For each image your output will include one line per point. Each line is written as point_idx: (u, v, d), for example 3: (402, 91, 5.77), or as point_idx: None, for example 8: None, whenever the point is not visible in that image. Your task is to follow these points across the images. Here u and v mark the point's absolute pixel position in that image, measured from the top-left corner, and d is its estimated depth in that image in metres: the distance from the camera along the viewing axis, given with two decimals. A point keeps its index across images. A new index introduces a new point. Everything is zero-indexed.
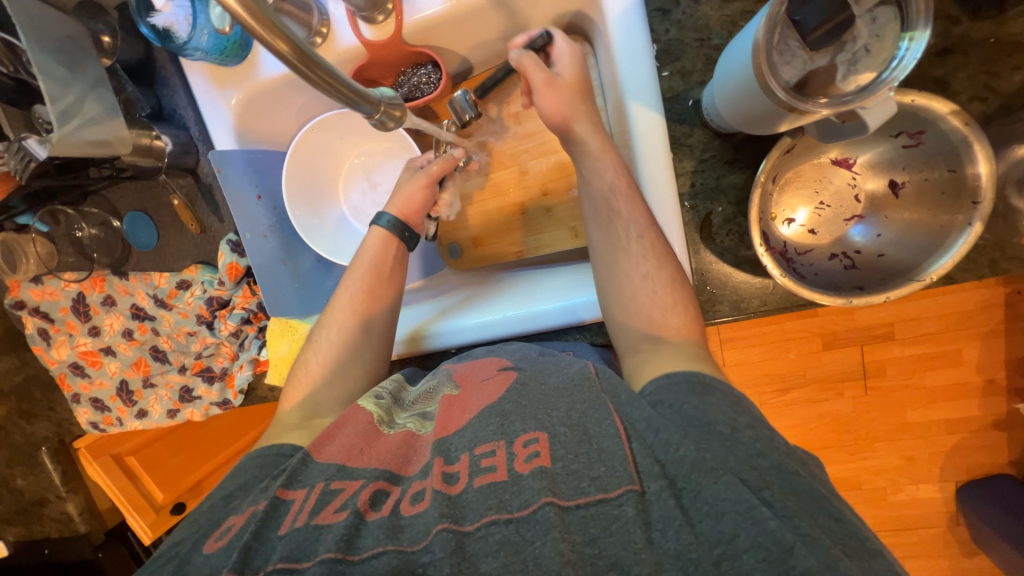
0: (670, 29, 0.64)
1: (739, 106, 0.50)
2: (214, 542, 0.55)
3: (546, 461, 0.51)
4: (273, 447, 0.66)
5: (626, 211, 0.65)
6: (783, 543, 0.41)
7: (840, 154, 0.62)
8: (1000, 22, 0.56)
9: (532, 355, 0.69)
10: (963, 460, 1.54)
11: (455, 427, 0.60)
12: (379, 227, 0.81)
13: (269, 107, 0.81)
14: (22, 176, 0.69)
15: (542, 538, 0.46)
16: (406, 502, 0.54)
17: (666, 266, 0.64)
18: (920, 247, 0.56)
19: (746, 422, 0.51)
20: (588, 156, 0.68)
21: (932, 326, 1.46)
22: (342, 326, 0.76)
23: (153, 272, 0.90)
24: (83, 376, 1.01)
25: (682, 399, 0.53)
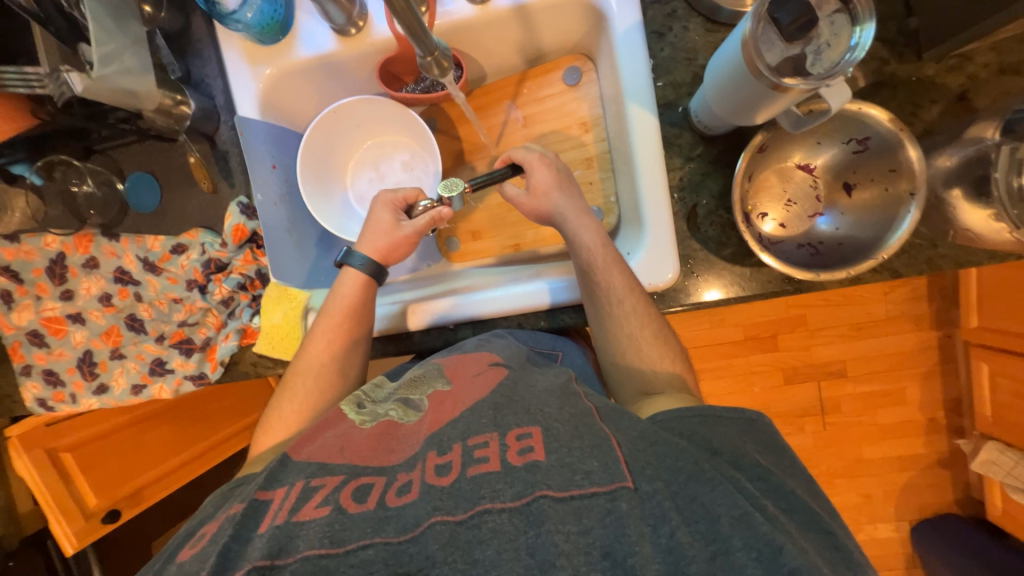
0: (664, 49, 0.77)
1: (729, 97, 0.59)
2: (186, 550, 0.52)
3: (540, 454, 0.51)
4: (237, 481, 0.63)
5: (606, 282, 0.74)
6: (773, 544, 0.44)
7: (802, 159, 0.74)
8: (919, 66, 0.71)
9: (522, 358, 0.74)
10: (915, 499, 1.62)
11: (448, 418, 0.60)
12: (352, 268, 0.82)
13: (296, 87, 0.86)
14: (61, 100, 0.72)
15: (536, 529, 0.46)
16: (393, 493, 0.52)
17: (650, 324, 0.73)
18: (875, 230, 0.66)
19: (755, 447, 0.57)
20: (569, 237, 0.79)
21: (879, 363, 1.60)
22: (319, 373, 0.77)
23: (149, 234, 0.88)
24: (41, 346, 0.94)
25: (692, 428, 0.57)
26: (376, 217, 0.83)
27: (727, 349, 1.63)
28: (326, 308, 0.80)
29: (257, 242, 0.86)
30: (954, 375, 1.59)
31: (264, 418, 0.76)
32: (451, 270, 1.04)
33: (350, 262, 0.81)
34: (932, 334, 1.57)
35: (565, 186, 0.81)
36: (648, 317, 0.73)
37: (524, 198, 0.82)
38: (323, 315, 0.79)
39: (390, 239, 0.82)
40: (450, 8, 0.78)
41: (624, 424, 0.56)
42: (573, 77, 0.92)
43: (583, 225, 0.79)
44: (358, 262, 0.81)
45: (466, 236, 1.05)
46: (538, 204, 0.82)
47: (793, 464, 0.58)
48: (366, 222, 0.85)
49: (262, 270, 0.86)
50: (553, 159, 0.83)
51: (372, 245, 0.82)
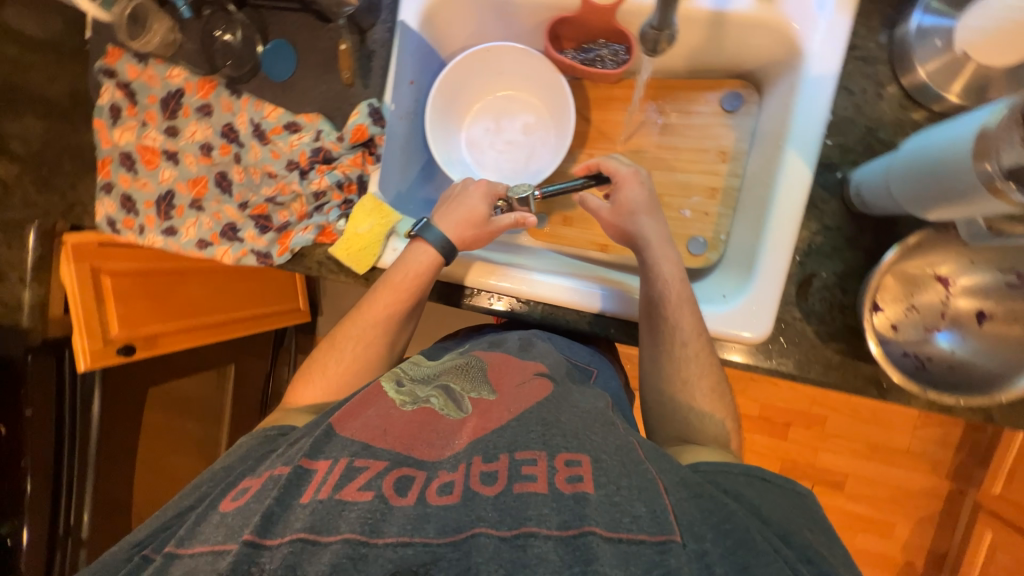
0: (848, 108, 0.72)
1: (918, 184, 0.56)
2: (230, 501, 0.54)
3: (588, 488, 0.50)
4: (274, 428, 0.67)
5: (674, 320, 0.73)
6: None
7: (945, 272, 0.69)
8: None
9: (565, 371, 0.73)
10: None
11: (495, 426, 0.59)
12: (426, 243, 0.79)
13: (461, 12, 0.84)
14: None
15: (581, 566, 0.44)
16: (433, 492, 0.52)
17: (709, 375, 0.71)
18: (1003, 363, 0.63)
19: (809, 526, 0.54)
20: (647, 264, 0.77)
21: (881, 492, 1.55)
22: (370, 338, 0.77)
23: (269, 103, 0.88)
24: (130, 170, 0.95)
25: (738, 487, 0.56)
26: (469, 200, 0.82)
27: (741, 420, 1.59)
28: (388, 276, 0.79)
29: (371, 150, 0.84)
30: (949, 528, 1.53)
31: (303, 370, 0.76)
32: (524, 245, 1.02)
33: (425, 236, 0.79)
34: (943, 483, 1.52)
35: (654, 211, 0.80)
36: (708, 368, 0.71)
37: (607, 209, 0.82)
38: (385, 282, 0.78)
39: (475, 229, 0.80)
40: None
41: (672, 469, 0.56)
42: (732, 103, 0.88)
43: (665, 255, 0.77)
44: (435, 237, 0.79)
45: (556, 218, 1.03)
46: (621, 223, 0.81)
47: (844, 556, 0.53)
48: (456, 201, 0.82)
49: (364, 176, 0.85)
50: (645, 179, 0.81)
51: (454, 228, 0.80)
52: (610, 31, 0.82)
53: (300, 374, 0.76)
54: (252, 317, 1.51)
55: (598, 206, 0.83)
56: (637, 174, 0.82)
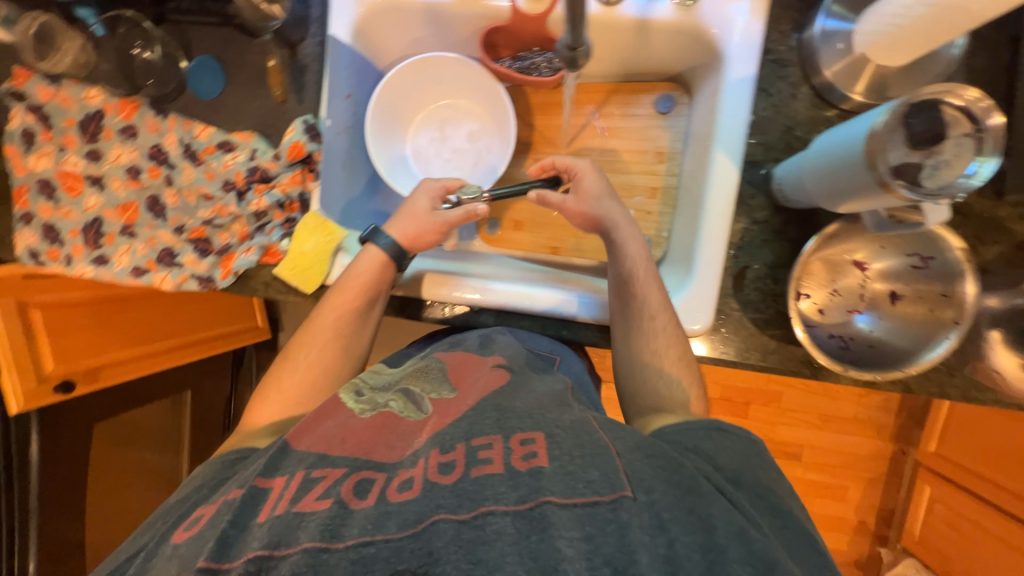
0: (767, 108, 0.77)
1: (826, 181, 0.60)
2: (183, 533, 0.53)
3: (542, 461, 0.52)
4: (230, 453, 0.65)
5: (642, 295, 0.74)
6: (768, 559, 0.46)
7: (862, 257, 0.75)
8: (995, 204, 0.73)
9: (522, 359, 0.75)
10: None
11: (450, 417, 0.62)
12: (373, 247, 0.78)
13: (394, 23, 0.83)
14: None
15: (539, 534, 0.46)
16: (393, 489, 0.52)
17: (677, 344, 0.72)
18: (911, 340, 0.69)
19: (759, 464, 0.59)
20: (614, 245, 0.79)
21: (833, 458, 1.65)
22: (324, 346, 0.75)
23: (198, 122, 0.85)
24: (50, 198, 0.89)
25: (698, 441, 0.60)
26: (412, 200, 0.82)
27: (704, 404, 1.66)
28: (340, 283, 0.78)
29: (311, 166, 0.81)
30: (896, 487, 1.65)
31: (260, 388, 0.73)
32: (478, 250, 1.02)
33: (374, 241, 0.79)
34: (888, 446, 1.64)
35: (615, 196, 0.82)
36: (675, 338, 0.72)
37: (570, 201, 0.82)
38: (335, 287, 0.77)
39: (420, 224, 0.80)
40: None
41: (625, 433, 0.58)
42: (665, 105, 0.92)
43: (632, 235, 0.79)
44: (381, 240, 0.79)
45: (508, 223, 1.04)
46: (586, 210, 0.82)
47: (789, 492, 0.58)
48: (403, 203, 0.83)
49: (305, 195, 0.82)
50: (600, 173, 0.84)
51: (398, 227, 0.80)
52: (547, 40, 0.83)
53: (256, 394, 0.73)
54: (198, 345, 1.43)
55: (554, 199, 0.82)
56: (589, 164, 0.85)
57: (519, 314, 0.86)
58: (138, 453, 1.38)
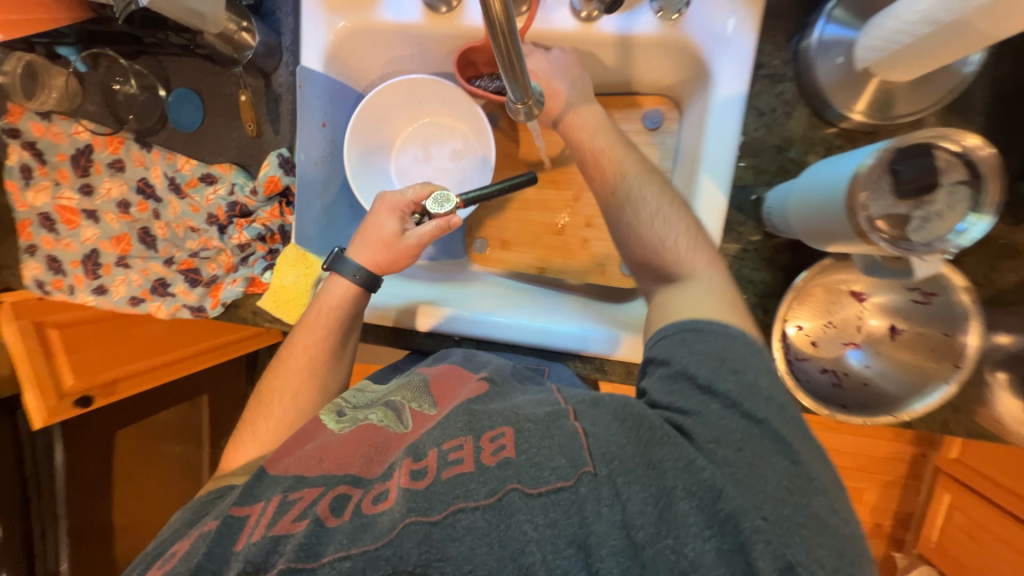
0: (759, 129, 0.72)
1: (811, 220, 0.56)
2: (156, 570, 0.52)
3: (511, 453, 0.49)
4: (214, 492, 0.62)
5: (631, 191, 0.67)
6: (715, 489, 0.44)
7: (860, 288, 0.70)
8: (1014, 229, 0.66)
9: (507, 372, 0.69)
10: None
11: (413, 436, 0.58)
12: (340, 277, 0.74)
13: (367, 46, 0.81)
14: (117, 14, 0.65)
15: (506, 522, 0.45)
16: (368, 502, 0.49)
17: (681, 219, 0.64)
18: (902, 386, 0.65)
19: (729, 377, 0.51)
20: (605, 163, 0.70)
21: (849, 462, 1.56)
22: (297, 389, 0.70)
23: (181, 155, 0.85)
24: (51, 231, 0.92)
25: (670, 357, 0.53)
26: (374, 222, 0.75)
27: None
28: (306, 320, 0.74)
29: (288, 198, 0.84)
30: (913, 491, 1.56)
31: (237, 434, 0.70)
32: (469, 270, 1.00)
33: (338, 271, 0.74)
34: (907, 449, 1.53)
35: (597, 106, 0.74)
36: (680, 212, 0.64)
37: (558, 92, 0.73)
38: (303, 326, 0.73)
39: (387, 249, 0.74)
40: (551, 17, 0.73)
41: (594, 413, 0.53)
42: (653, 121, 0.87)
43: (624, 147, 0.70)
44: (347, 269, 0.74)
45: (496, 242, 1.01)
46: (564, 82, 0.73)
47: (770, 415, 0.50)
48: (366, 226, 0.76)
49: (285, 227, 0.85)
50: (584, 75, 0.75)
51: (365, 254, 0.74)
52: None
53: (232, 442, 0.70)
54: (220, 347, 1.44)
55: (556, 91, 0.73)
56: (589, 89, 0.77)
57: (500, 344, 0.83)
58: (169, 446, 1.46)
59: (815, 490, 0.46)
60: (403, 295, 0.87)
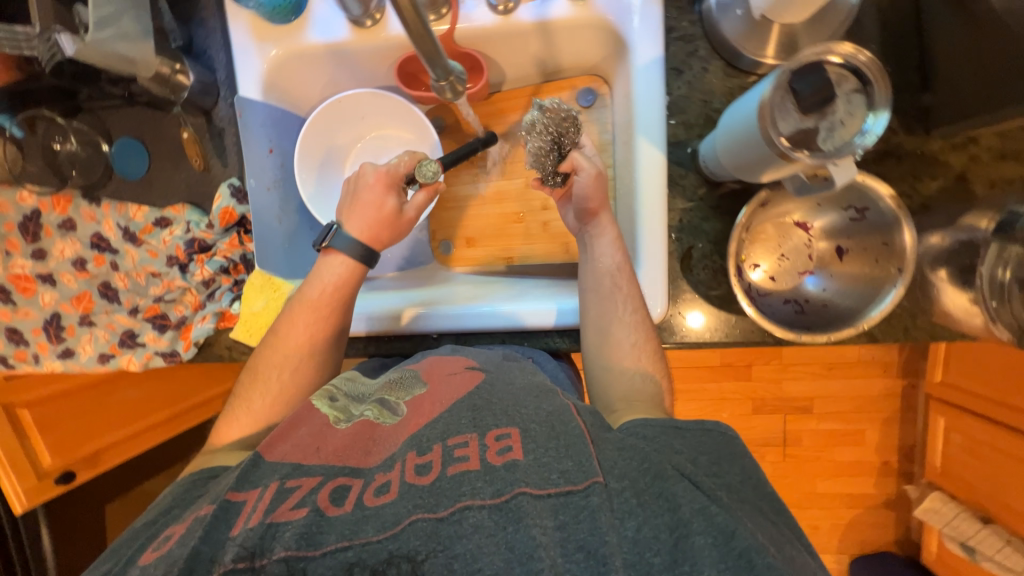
0: (681, 87, 0.76)
1: (739, 154, 0.59)
2: (151, 553, 0.48)
3: (518, 454, 0.49)
4: (206, 472, 0.60)
5: (628, 288, 0.71)
6: (727, 529, 0.43)
7: (801, 218, 0.76)
8: (924, 140, 0.72)
9: (497, 359, 0.68)
10: (860, 536, 1.58)
11: (426, 419, 0.56)
12: (336, 253, 0.74)
13: (302, 70, 0.83)
14: (46, 65, 0.66)
15: (514, 525, 0.44)
16: (370, 494, 0.48)
17: (649, 341, 0.70)
18: (859, 298, 0.69)
19: (708, 461, 0.52)
20: (600, 234, 0.75)
21: (845, 405, 1.51)
22: (297, 364, 0.70)
23: (132, 203, 0.85)
24: (6, 303, 0.90)
25: (653, 433, 0.55)
26: (369, 195, 0.75)
27: (706, 375, 1.51)
28: (302, 292, 0.73)
29: (245, 227, 0.84)
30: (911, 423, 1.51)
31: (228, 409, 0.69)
32: (439, 273, 1.02)
33: (335, 245, 0.74)
34: (897, 382, 1.50)
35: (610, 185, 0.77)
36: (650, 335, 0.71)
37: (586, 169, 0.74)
38: (298, 299, 0.72)
39: (387, 220, 0.75)
40: (470, 15, 0.76)
41: (604, 432, 0.53)
42: (587, 99, 0.91)
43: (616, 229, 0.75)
44: (345, 244, 0.73)
45: (460, 241, 1.03)
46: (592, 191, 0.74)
47: (743, 474, 0.52)
48: (357, 199, 0.75)
49: (247, 256, 0.85)
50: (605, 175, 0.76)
51: (363, 226, 0.74)
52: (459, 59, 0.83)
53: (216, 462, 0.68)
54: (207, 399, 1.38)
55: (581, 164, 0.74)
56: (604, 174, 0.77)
57: (478, 336, 0.84)
58: None
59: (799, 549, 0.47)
60: (374, 305, 0.86)
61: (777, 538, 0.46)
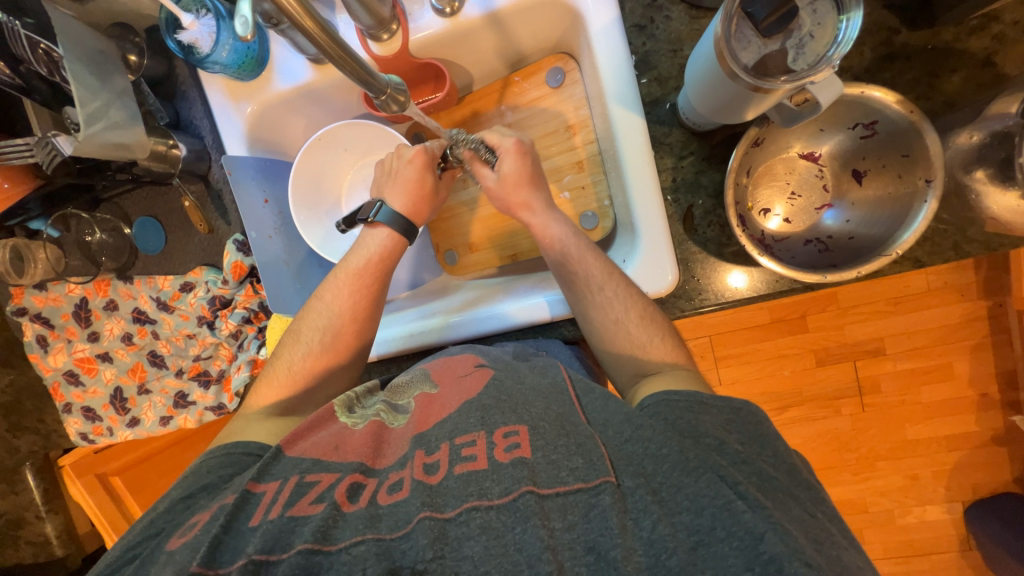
0: (646, 41, 0.74)
1: (711, 97, 0.57)
2: (178, 539, 0.50)
3: (525, 453, 0.47)
4: (240, 445, 0.60)
5: (583, 271, 0.69)
6: (755, 532, 0.40)
7: (804, 149, 0.72)
8: (934, 32, 0.65)
9: (508, 357, 0.65)
10: (968, 478, 1.29)
11: (436, 420, 0.56)
12: (381, 225, 0.76)
13: (280, 119, 0.87)
14: (49, 168, 0.72)
15: (522, 525, 0.43)
16: (383, 492, 0.49)
17: (636, 304, 0.66)
18: (886, 226, 0.62)
19: (738, 438, 0.49)
20: (540, 234, 0.74)
21: (921, 339, 1.25)
22: (334, 338, 0.72)
23: (158, 275, 0.92)
24: (77, 385, 1.00)
25: (677, 413, 0.51)
26: (409, 172, 0.78)
27: (751, 334, 1.30)
28: (341, 264, 0.76)
29: (257, 277, 0.89)
30: (1007, 347, 1.23)
31: (267, 370, 0.72)
32: (450, 285, 1.02)
33: (379, 219, 0.76)
34: (982, 304, 1.22)
35: (535, 180, 0.76)
36: (635, 295, 0.66)
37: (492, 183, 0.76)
38: (336, 270, 0.76)
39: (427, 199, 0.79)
40: (420, 23, 0.76)
41: (604, 411, 0.52)
42: (556, 79, 0.88)
43: (553, 221, 0.74)
44: (387, 217, 0.76)
45: (464, 248, 1.02)
46: (508, 194, 0.75)
47: (779, 454, 0.49)
48: (398, 176, 0.78)
49: (263, 303, 0.91)
50: (529, 151, 0.76)
51: (408, 202, 0.77)
52: (421, 70, 0.82)
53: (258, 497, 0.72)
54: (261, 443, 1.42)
55: (487, 180, 0.77)
56: (521, 144, 0.75)
57: (492, 337, 0.84)
58: None
59: (839, 543, 0.42)
60: (390, 331, 0.86)
61: (795, 512, 0.43)
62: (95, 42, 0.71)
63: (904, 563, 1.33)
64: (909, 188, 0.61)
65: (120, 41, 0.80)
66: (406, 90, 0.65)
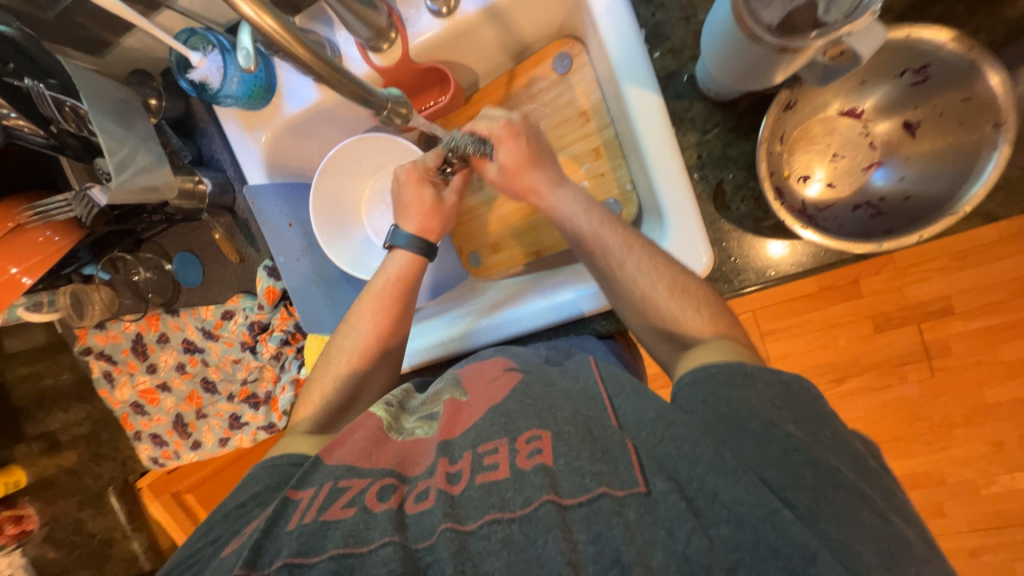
0: (656, 12, 0.69)
1: (731, 65, 0.53)
2: (229, 546, 0.52)
3: (548, 458, 0.46)
4: (285, 457, 0.62)
5: (600, 247, 0.66)
6: (805, 550, 0.37)
7: (845, 105, 0.65)
8: None
9: (539, 359, 0.64)
10: None
11: (462, 428, 0.54)
12: (398, 248, 0.77)
13: (296, 141, 0.88)
14: (88, 220, 0.76)
15: (542, 537, 0.41)
16: (411, 501, 0.49)
17: (662, 274, 0.62)
18: (948, 181, 0.57)
19: (790, 417, 0.45)
20: (553, 215, 0.72)
21: (999, 292, 1.12)
22: (364, 352, 0.73)
23: (200, 306, 0.96)
24: (144, 414, 1.07)
25: (719, 395, 0.48)
26: (408, 194, 0.77)
27: (798, 306, 1.21)
28: (369, 288, 0.76)
29: (289, 300, 0.92)
30: None
31: (303, 391, 0.74)
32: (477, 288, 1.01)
33: (396, 242, 0.77)
34: None
35: (543, 161, 0.73)
36: (660, 264, 0.62)
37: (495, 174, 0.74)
38: (363, 297, 0.76)
39: (439, 214, 0.78)
40: (418, 27, 0.74)
41: (634, 411, 0.49)
42: (564, 64, 0.84)
43: (562, 197, 0.71)
44: (403, 239, 0.77)
45: (487, 249, 1.00)
46: (513, 183, 0.73)
47: (836, 439, 0.45)
48: (401, 200, 0.78)
49: (298, 324, 0.94)
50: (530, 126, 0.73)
51: (417, 223, 0.77)
52: (426, 72, 0.80)
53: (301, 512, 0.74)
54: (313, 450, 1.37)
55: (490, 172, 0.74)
56: (511, 124, 0.71)
57: (523, 338, 0.82)
58: None
59: (905, 553, 0.38)
60: (420, 340, 0.87)
61: (861, 518, 0.39)
62: (116, 92, 0.74)
63: (989, 534, 1.23)
64: (977, 137, 0.55)
65: (139, 87, 0.83)
66: (408, 101, 0.64)
